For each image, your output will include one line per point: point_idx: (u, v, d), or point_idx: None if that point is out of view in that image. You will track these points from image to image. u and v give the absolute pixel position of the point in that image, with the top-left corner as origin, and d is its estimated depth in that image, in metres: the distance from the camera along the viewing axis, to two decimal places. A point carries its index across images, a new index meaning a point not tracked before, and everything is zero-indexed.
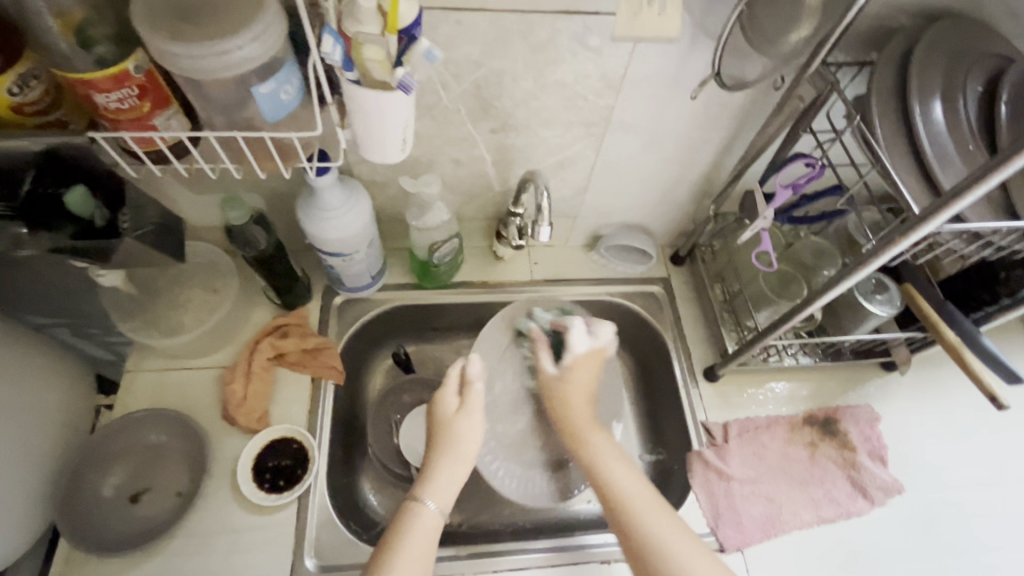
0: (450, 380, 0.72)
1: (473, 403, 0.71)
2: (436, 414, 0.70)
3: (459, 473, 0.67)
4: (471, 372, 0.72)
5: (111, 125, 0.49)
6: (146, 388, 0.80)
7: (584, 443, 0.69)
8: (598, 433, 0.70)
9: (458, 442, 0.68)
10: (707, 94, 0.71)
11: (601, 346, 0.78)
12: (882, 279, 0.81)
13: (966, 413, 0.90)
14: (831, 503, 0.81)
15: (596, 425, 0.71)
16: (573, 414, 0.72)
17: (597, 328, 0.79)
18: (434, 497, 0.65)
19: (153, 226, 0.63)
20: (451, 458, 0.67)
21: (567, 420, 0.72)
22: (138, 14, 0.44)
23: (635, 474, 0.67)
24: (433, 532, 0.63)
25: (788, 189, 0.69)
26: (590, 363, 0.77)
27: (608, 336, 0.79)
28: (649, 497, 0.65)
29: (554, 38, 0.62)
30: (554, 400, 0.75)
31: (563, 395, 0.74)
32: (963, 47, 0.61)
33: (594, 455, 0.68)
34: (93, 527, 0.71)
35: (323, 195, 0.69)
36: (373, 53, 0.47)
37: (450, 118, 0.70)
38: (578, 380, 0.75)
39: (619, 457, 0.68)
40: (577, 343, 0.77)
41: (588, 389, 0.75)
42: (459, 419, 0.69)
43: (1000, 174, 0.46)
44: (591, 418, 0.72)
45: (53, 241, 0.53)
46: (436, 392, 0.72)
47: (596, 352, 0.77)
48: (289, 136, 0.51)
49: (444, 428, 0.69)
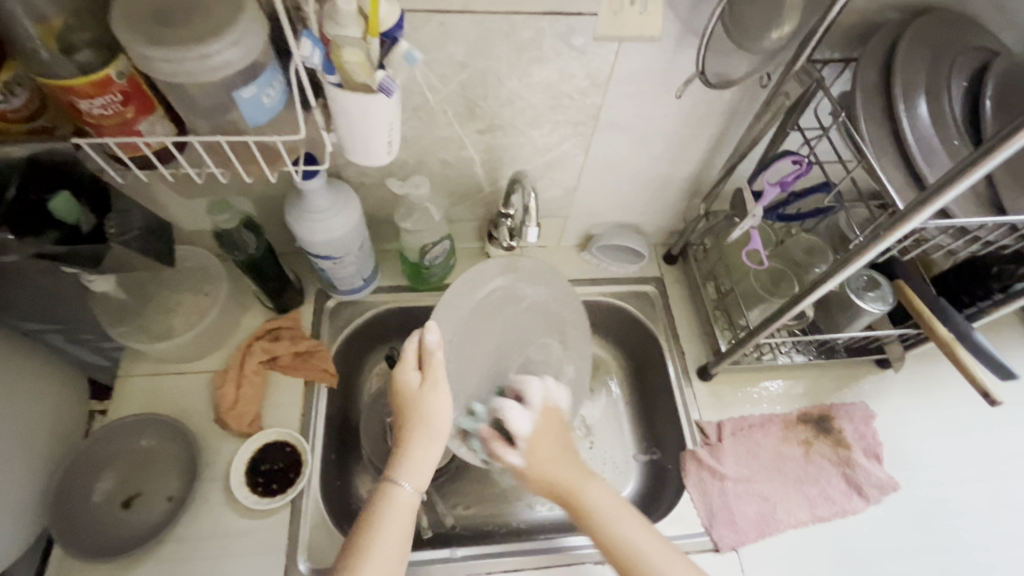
0: (408, 354, 0.69)
1: (436, 376, 0.68)
2: (398, 391, 0.67)
3: (431, 447, 0.66)
4: (430, 343, 0.68)
5: (95, 131, 0.49)
6: (138, 391, 0.81)
7: (580, 503, 0.66)
8: (592, 485, 0.67)
9: (427, 415, 0.66)
10: (693, 92, 0.71)
11: (544, 407, 0.74)
12: (875, 277, 0.81)
13: (961, 409, 0.90)
14: (826, 502, 0.81)
15: (587, 476, 0.68)
16: (561, 479, 0.67)
17: (528, 395, 0.75)
18: (408, 477, 0.64)
19: (139, 232, 0.62)
20: (420, 435, 0.66)
21: (557, 489, 0.67)
22: (119, 20, 0.45)
23: (635, 520, 0.65)
24: (411, 508, 0.63)
25: (775, 186, 0.69)
26: (545, 436, 0.71)
27: (539, 395, 0.75)
28: (658, 543, 0.63)
29: (538, 38, 0.62)
30: (536, 482, 0.68)
31: (540, 476, 0.68)
32: (947, 41, 0.61)
33: (594, 513, 0.65)
34: (86, 533, 0.71)
35: (311, 198, 0.69)
36: (352, 55, 0.46)
37: (437, 119, 0.70)
38: (540, 455, 0.69)
39: (622, 510, 0.65)
40: (520, 424, 0.72)
41: (561, 453, 0.70)
42: (426, 395, 0.67)
43: (983, 168, 0.46)
44: (578, 470, 0.68)
45: (36, 247, 0.52)
46: (396, 365, 0.69)
47: (545, 415, 0.74)
48: (273, 139, 0.51)
49: (411, 405, 0.66)
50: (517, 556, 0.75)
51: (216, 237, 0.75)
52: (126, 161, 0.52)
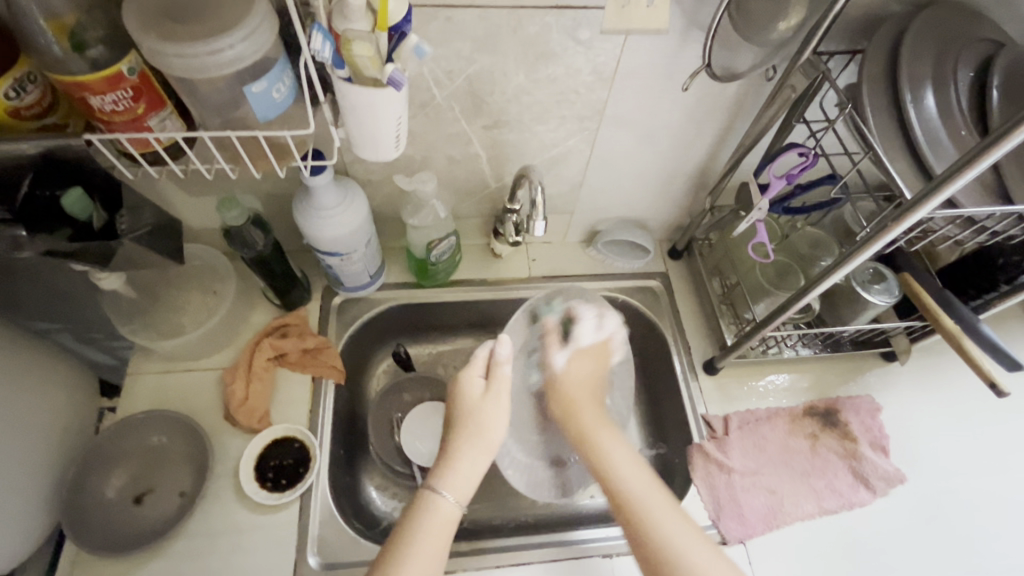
0: (477, 361, 0.70)
1: (500, 386, 0.68)
2: (460, 396, 0.68)
3: (479, 462, 0.65)
4: (500, 356, 0.69)
5: (107, 128, 0.49)
6: (149, 390, 0.82)
7: (593, 445, 0.66)
8: (612, 436, 0.67)
9: (482, 427, 0.66)
10: (699, 86, 0.71)
11: (602, 342, 0.77)
12: (880, 269, 0.81)
13: (967, 401, 0.90)
14: (833, 494, 0.81)
15: (606, 426, 0.68)
16: (580, 410, 0.70)
17: (603, 319, 0.78)
18: (452, 490, 0.63)
19: (149, 228, 0.63)
20: (472, 448, 0.65)
21: (575, 418, 0.69)
22: (130, 16, 0.45)
23: (643, 472, 0.64)
24: (450, 525, 0.62)
25: (781, 179, 0.69)
26: (591, 355, 0.75)
27: (612, 328, 0.78)
28: (657, 493, 0.62)
29: (544, 33, 0.62)
30: (560, 394, 0.72)
31: (566, 393, 0.71)
32: (953, 33, 0.61)
33: (604, 457, 0.65)
34: (98, 529, 0.71)
35: (319, 194, 0.69)
36: (363, 49, 0.45)
37: (443, 116, 0.71)
38: (573, 373, 0.73)
39: (633, 460, 0.65)
40: (583, 334, 0.76)
41: (595, 382, 0.73)
42: (487, 403, 0.67)
43: (990, 157, 0.46)
44: (599, 417, 0.69)
45: (47, 243, 0.51)
46: (462, 370, 0.70)
47: (601, 345, 0.76)
48: (281, 135, 0.52)
49: (471, 412, 0.67)
50: (526, 551, 0.76)
51: (224, 234, 0.75)
52: (138, 156, 0.52)
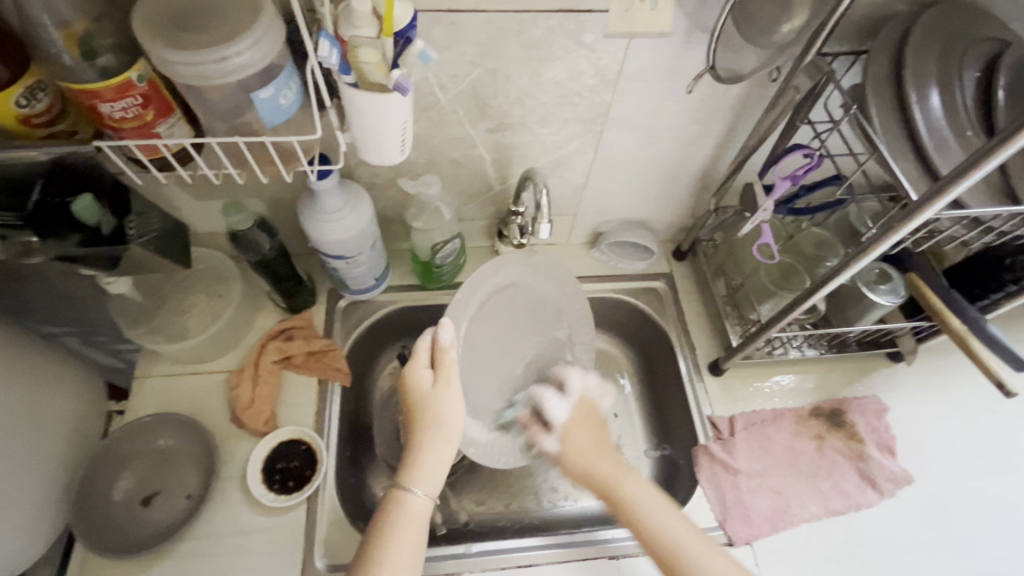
0: (421, 351, 0.69)
1: (448, 373, 0.68)
2: (411, 391, 0.67)
3: (440, 452, 0.66)
4: (444, 341, 0.67)
5: (115, 134, 0.50)
6: (155, 394, 0.81)
7: (615, 497, 0.68)
8: (632, 481, 0.68)
9: (439, 418, 0.66)
10: (702, 88, 0.71)
11: (582, 398, 0.80)
12: (886, 269, 0.80)
13: (974, 401, 0.90)
14: (840, 495, 0.81)
15: (626, 471, 0.69)
16: (597, 469, 0.70)
17: (568, 385, 0.80)
18: (420, 483, 0.65)
19: (156, 233, 0.64)
20: (432, 440, 0.66)
21: (595, 479, 0.70)
22: (139, 24, 0.46)
23: (676, 515, 0.65)
24: (423, 516, 0.64)
25: (786, 181, 0.69)
26: (578, 422, 0.76)
27: (579, 387, 0.81)
28: (694, 535, 0.63)
29: (548, 36, 0.62)
30: (572, 468, 0.73)
31: (576, 462, 0.72)
32: (958, 33, 0.61)
33: (631, 507, 0.66)
34: (107, 531, 0.72)
35: (324, 198, 0.70)
36: (369, 55, 0.46)
37: (447, 119, 0.71)
38: (576, 442, 0.74)
39: (655, 495, 0.67)
40: (558, 411, 0.78)
41: (600, 441, 0.74)
42: (438, 394, 0.67)
43: (998, 157, 0.46)
44: (616, 465, 0.70)
45: (58, 249, 0.54)
46: (407, 364, 0.69)
47: (580, 405, 0.79)
48: (289, 140, 0.52)
49: (424, 404, 0.67)
50: (532, 552, 0.76)
51: (230, 238, 0.75)
52: (146, 162, 0.53)
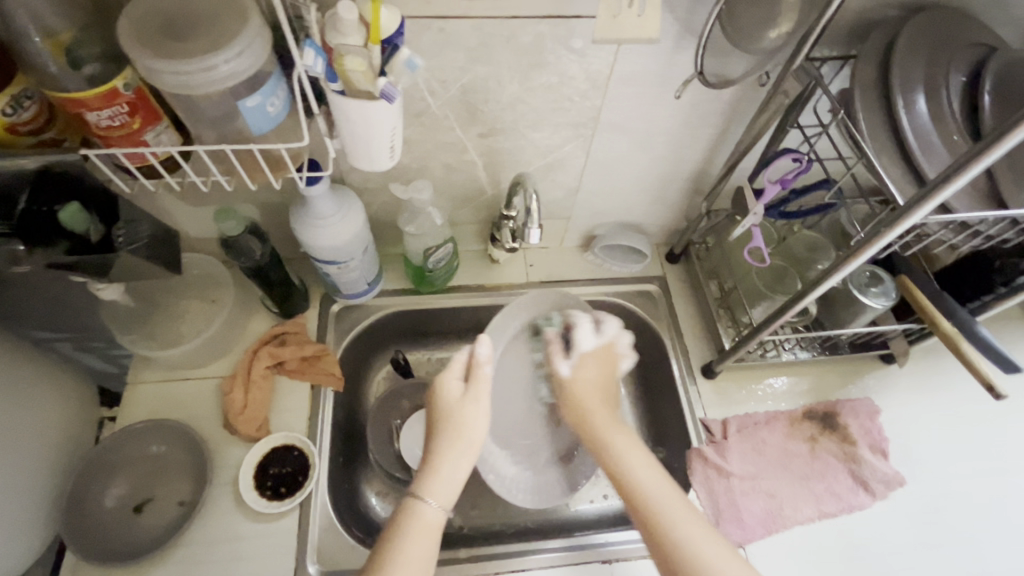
0: (456, 364, 0.71)
1: (478, 389, 0.69)
2: (439, 401, 0.69)
3: (458, 467, 0.66)
4: (481, 356, 0.70)
5: (103, 143, 0.50)
6: (148, 399, 0.81)
7: (603, 442, 0.68)
8: (620, 433, 0.69)
9: (462, 428, 0.67)
10: (692, 93, 0.71)
11: (610, 344, 0.77)
12: (875, 272, 0.82)
13: (966, 403, 0.90)
14: (832, 497, 0.81)
15: (617, 424, 0.70)
16: (590, 412, 0.71)
17: (604, 324, 0.78)
18: (435, 495, 0.64)
19: (147, 241, 0.63)
20: (454, 451, 0.66)
21: (585, 420, 0.71)
22: (124, 33, 0.46)
23: (657, 471, 0.65)
24: (435, 529, 0.62)
25: (776, 185, 0.69)
26: (596, 360, 0.76)
27: (614, 331, 0.78)
28: (671, 490, 0.63)
29: (537, 42, 0.62)
30: (571, 400, 0.74)
31: (578, 396, 0.73)
32: (945, 38, 0.61)
33: (614, 454, 0.67)
34: (99, 538, 0.72)
35: (315, 203, 0.70)
36: (355, 63, 0.46)
37: (438, 124, 0.71)
38: (581, 378, 0.75)
39: (639, 452, 0.67)
40: (584, 340, 0.77)
41: (602, 385, 0.75)
42: (466, 405, 0.68)
43: (983, 161, 0.46)
44: (610, 418, 0.71)
45: (47, 258, 0.53)
46: (439, 373, 0.71)
47: (604, 347, 0.77)
48: (277, 148, 0.52)
49: (449, 415, 0.68)
50: (525, 556, 0.76)
51: (222, 244, 0.75)
52: (133, 170, 0.53)
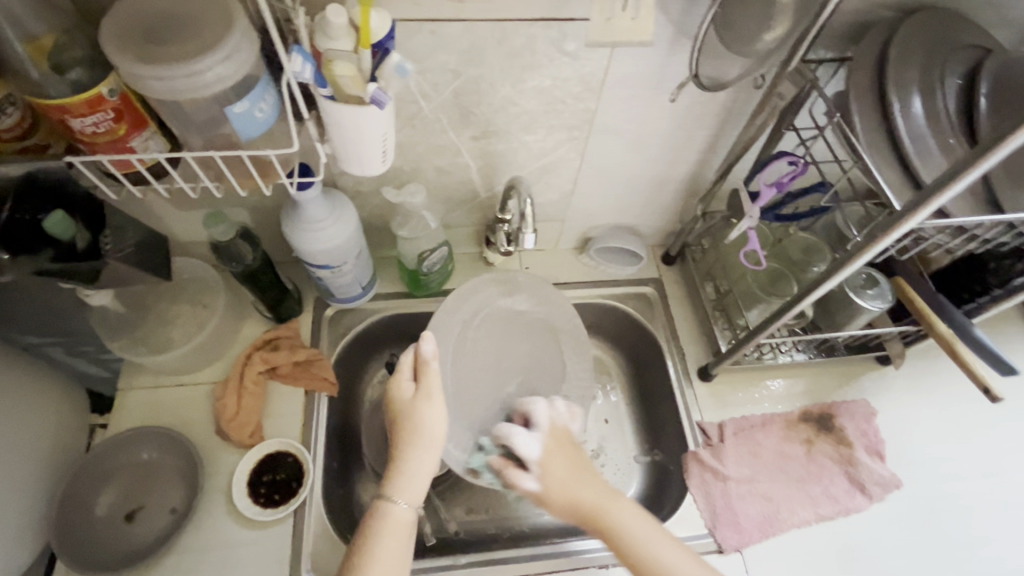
0: (404, 365, 0.70)
1: (431, 386, 0.68)
2: (393, 401, 0.68)
3: (424, 464, 0.65)
4: (425, 354, 0.68)
5: (88, 149, 0.49)
6: (140, 405, 0.81)
7: (609, 528, 0.61)
8: (618, 506, 0.62)
9: (422, 428, 0.66)
10: (686, 95, 0.71)
11: (552, 428, 0.70)
12: (872, 273, 0.81)
13: (962, 404, 0.90)
14: (829, 500, 0.81)
15: (612, 495, 0.63)
16: (582, 501, 0.63)
17: (535, 418, 0.71)
18: (403, 493, 0.63)
19: (134, 245, 0.62)
20: (417, 450, 0.65)
21: (581, 512, 0.63)
22: (108, 38, 0.45)
23: (656, 528, 0.62)
24: (407, 526, 0.63)
25: (771, 188, 0.69)
26: (555, 450, 0.67)
27: (547, 415, 0.71)
28: (670, 546, 0.60)
29: (531, 45, 0.62)
30: (558, 510, 0.63)
31: (560, 501, 0.63)
32: (941, 40, 0.61)
33: (619, 535, 0.61)
34: (89, 547, 0.71)
35: (307, 207, 0.69)
36: (345, 69, 0.46)
37: (431, 127, 0.70)
38: (556, 480, 0.64)
39: (646, 522, 0.62)
40: (528, 447, 0.67)
41: (581, 467, 0.66)
42: (420, 404, 0.67)
43: (982, 166, 0.46)
44: (604, 487, 0.64)
45: (31, 265, 0.52)
46: (391, 377, 0.70)
47: (551, 434, 0.69)
48: (266, 154, 0.51)
49: (406, 413, 0.67)
50: (522, 562, 0.75)
51: (213, 249, 0.75)
52: (120, 176, 0.52)
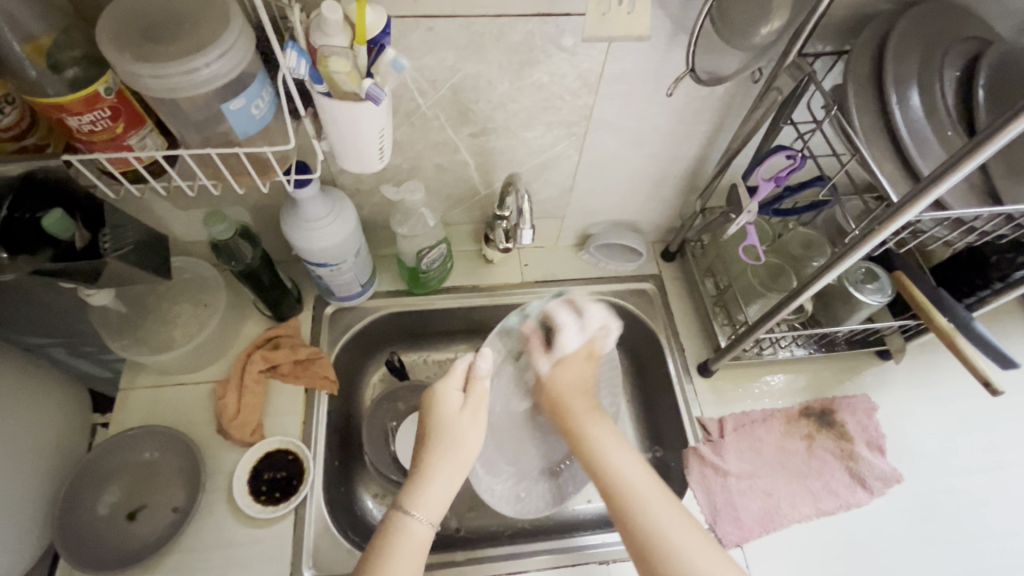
0: (455, 374, 0.70)
1: (476, 402, 0.69)
2: (435, 412, 0.68)
3: (454, 480, 0.65)
4: (480, 370, 0.69)
5: (86, 147, 0.49)
6: (142, 404, 0.81)
7: (581, 435, 0.68)
8: (598, 424, 0.68)
9: (458, 442, 0.66)
10: (684, 90, 0.70)
11: (591, 341, 0.74)
12: (872, 269, 0.80)
13: (962, 399, 0.90)
14: (830, 495, 0.80)
15: (595, 415, 0.70)
16: (571, 404, 0.71)
17: (587, 317, 0.74)
18: (423, 510, 0.63)
19: (135, 245, 0.61)
20: (446, 465, 0.65)
21: (566, 411, 0.70)
22: (104, 37, 0.45)
23: (632, 458, 0.65)
24: (423, 543, 0.62)
25: (769, 182, 0.69)
26: (579, 360, 0.74)
27: (597, 326, 0.74)
28: (649, 481, 0.63)
29: (527, 41, 0.62)
30: (551, 396, 0.72)
31: (556, 392, 0.72)
32: (939, 32, 0.60)
33: (592, 445, 0.67)
34: (92, 546, 0.71)
35: (305, 206, 0.69)
36: (340, 65, 0.45)
37: (429, 125, 0.70)
38: (563, 375, 0.72)
39: (622, 448, 0.66)
40: (568, 342, 0.73)
41: (584, 382, 0.73)
42: (463, 417, 0.67)
43: (979, 157, 0.46)
44: (589, 406, 0.70)
45: (30, 265, 0.52)
46: (439, 382, 0.70)
47: (587, 344, 0.74)
48: (262, 151, 0.51)
49: (447, 424, 0.67)
50: (523, 559, 0.75)
51: (212, 249, 0.75)
52: (118, 175, 0.52)
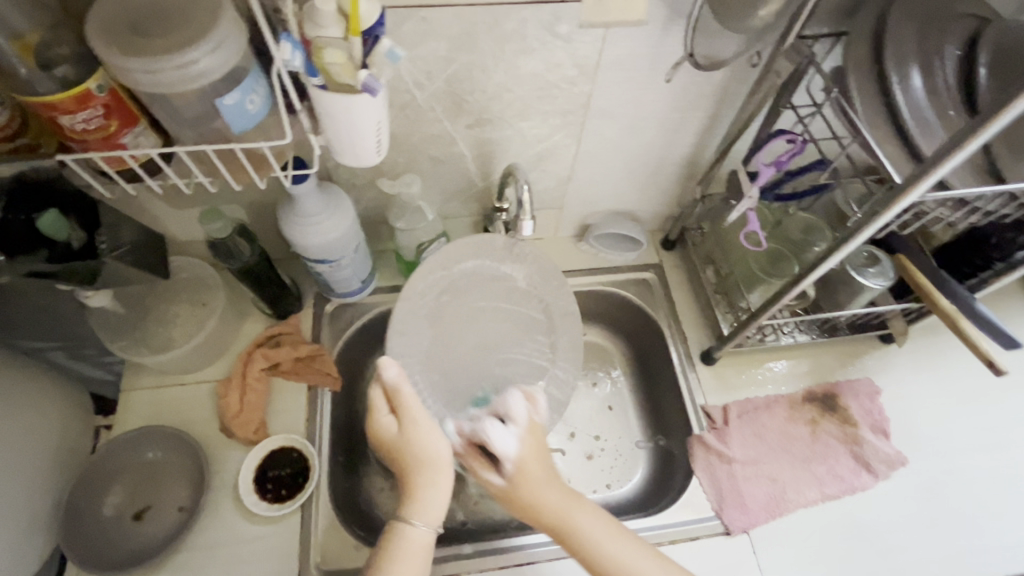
0: (376, 400, 0.66)
1: (410, 414, 0.65)
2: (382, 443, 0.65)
3: (441, 486, 0.64)
4: (391, 381, 0.64)
5: (79, 147, 0.48)
6: (144, 404, 0.81)
7: (569, 530, 0.62)
8: (582, 512, 0.62)
9: (420, 455, 0.64)
10: (681, 76, 0.70)
11: (530, 424, 0.68)
12: (873, 252, 0.80)
13: (965, 380, 0.90)
14: (834, 480, 0.80)
15: (574, 500, 0.63)
16: (543, 504, 0.62)
17: (511, 415, 0.68)
18: (419, 515, 0.62)
19: (129, 246, 0.62)
20: (426, 479, 0.63)
21: (540, 515, 0.62)
22: (91, 33, 0.44)
23: (627, 537, 0.62)
24: (426, 545, 0.62)
25: (771, 166, 0.70)
26: (531, 454, 0.65)
27: (525, 412, 0.68)
28: (628, 540, 0.62)
29: (521, 29, 0.61)
30: (521, 504, 0.63)
31: (523, 499, 0.63)
32: (937, 10, 0.60)
33: (586, 541, 0.61)
34: (99, 546, 0.71)
35: (302, 201, 0.68)
36: (334, 56, 0.45)
37: (424, 117, 0.70)
38: (529, 477, 0.63)
39: (613, 530, 0.62)
40: (504, 446, 0.65)
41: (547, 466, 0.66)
42: (409, 435, 0.64)
43: (980, 138, 0.45)
44: (564, 492, 0.63)
45: (26, 265, 0.51)
46: (368, 415, 0.67)
47: (529, 433, 0.67)
48: (258, 146, 0.51)
49: (401, 449, 0.64)
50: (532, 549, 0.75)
51: (209, 246, 0.74)
52: (112, 174, 0.52)
